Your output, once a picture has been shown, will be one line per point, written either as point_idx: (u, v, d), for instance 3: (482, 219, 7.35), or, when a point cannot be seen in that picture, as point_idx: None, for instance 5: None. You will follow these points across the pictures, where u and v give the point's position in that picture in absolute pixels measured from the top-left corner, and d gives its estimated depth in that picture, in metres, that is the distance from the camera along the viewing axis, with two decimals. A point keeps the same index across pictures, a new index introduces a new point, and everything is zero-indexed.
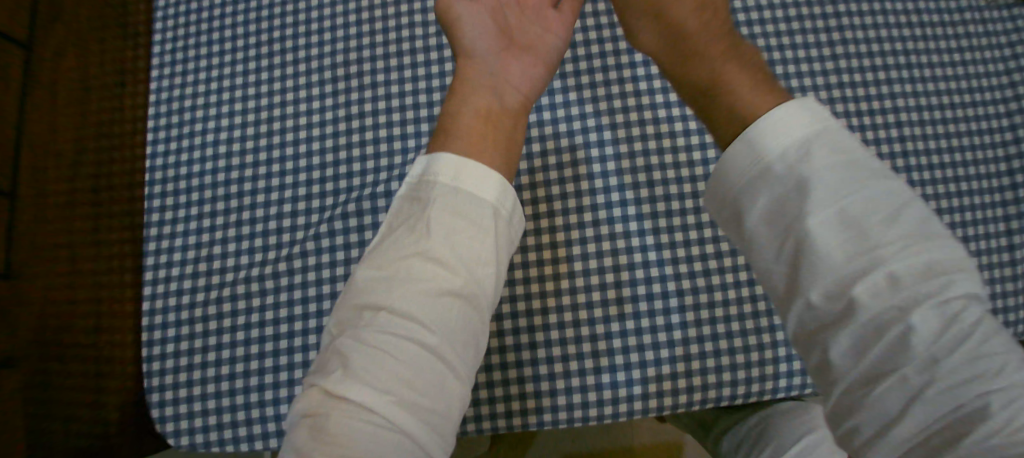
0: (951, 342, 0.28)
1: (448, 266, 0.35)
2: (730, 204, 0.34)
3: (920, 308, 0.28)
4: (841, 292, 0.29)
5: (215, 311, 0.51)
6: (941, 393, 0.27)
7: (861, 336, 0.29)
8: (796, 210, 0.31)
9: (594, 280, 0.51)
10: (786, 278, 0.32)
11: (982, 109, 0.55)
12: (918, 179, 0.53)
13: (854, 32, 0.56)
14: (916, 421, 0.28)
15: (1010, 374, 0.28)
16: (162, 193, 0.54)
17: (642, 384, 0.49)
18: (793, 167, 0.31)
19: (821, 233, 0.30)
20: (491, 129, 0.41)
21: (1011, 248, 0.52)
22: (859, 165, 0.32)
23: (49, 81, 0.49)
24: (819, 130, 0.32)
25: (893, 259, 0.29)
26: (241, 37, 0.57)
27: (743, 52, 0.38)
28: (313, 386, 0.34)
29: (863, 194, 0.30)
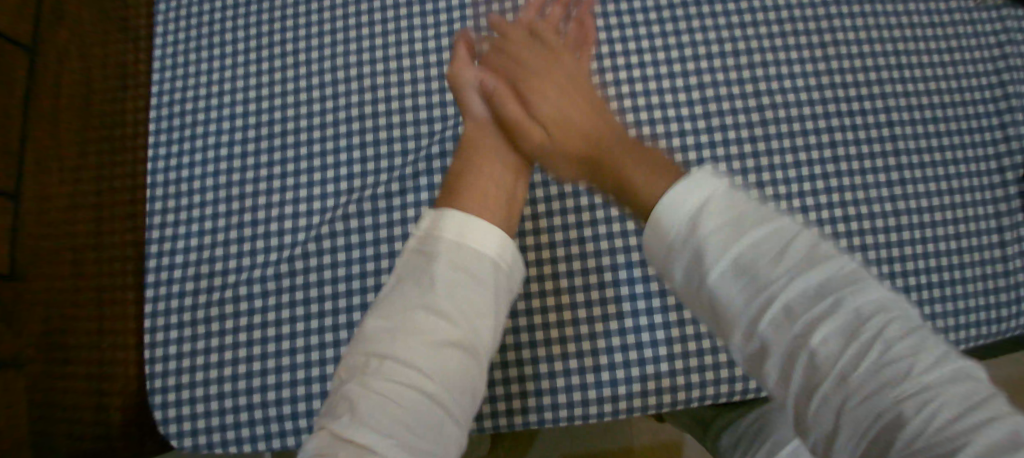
0: (857, 358, 0.26)
1: (450, 317, 0.37)
2: (654, 264, 0.34)
3: (818, 332, 0.26)
4: (749, 335, 0.28)
5: (217, 313, 0.52)
6: (863, 410, 0.25)
7: (779, 368, 0.28)
8: (693, 265, 0.30)
9: (593, 279, 0.52)
10: (712, 321, 0.31)
11: (972, 108, 0.56)
12: (910, 178, 0.54)
13: (846, 33, 0.57)
14: (857, 440, 0.26)
15: (931, 373, 0.25)
16: (164, 195, 0.55)
17: (641, 381, 0.50)
18: (679, 228, 0.31)
19: (718, 283, 0.29)
20: (492, 189, 0.45)
21: (1002, 244, 0.53)
22: (745, 208, 0.30)
23: (56, 77, 0.48)
24: (694, 185, 0.31)
25: (783, 293, 0.27)
26: (241, 41, 0.58)
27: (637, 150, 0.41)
28: (321, 429, 0.35)
29: (746, 236, 0.29)
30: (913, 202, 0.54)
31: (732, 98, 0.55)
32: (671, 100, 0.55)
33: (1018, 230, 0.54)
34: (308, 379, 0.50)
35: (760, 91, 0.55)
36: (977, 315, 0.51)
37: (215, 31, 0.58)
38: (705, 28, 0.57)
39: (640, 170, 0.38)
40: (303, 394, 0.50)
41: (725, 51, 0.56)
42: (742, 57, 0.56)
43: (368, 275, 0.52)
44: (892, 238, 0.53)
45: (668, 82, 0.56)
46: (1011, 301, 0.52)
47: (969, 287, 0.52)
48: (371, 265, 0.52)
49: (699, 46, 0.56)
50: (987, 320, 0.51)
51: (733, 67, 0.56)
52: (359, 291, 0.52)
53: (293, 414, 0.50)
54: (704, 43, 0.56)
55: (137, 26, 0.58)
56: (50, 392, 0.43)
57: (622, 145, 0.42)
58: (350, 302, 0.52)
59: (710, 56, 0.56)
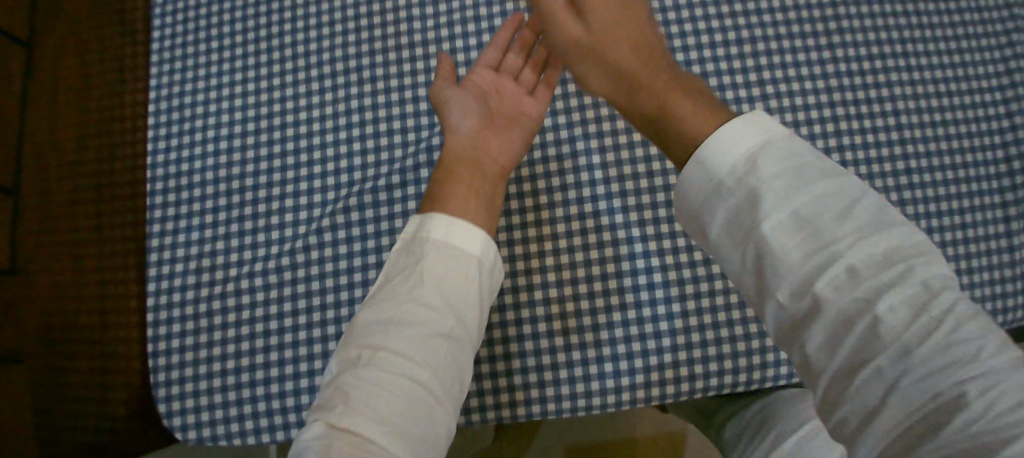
0: (924, 331, 0.26)
1: (438, 310, 0.38)
2: (693, 217, 0.33)
3: (885, 298, 0.27)
4: (806, 292, 0.28)
5: (219, 306, 0.52)
6: (917, 384, 0.26)
7: (831, 333, 0.28)
8: (751, 217, 0.30)
9: (596, 270, 0.52)
10: (753, 282, 0.31)
11: (978, 96, 0.55)
12: (915, 167, 0.54)
13: (851, 21, 0.56)
14: (900, 416, 0.26)
15: (990, 359, 0.26)
16: (165, 189, 0.54)
17: (644, 372, 0.50)
18: (743, 176, 0.30)
19: (780, 237, 0.29)
20: (474, 195, 0.45)
21: (1009, 234, 0.53)
22: (811, 167, 0.31)
23: (53, 72, 0.48)
24: (764, 136, 0.31)
25: (851, 253, 0.28)
26: (240, 32, 0.57)
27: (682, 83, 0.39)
28: (314, 421, 0.35)
29: (815, 196, 0.29)
30: (918, 192, 0.53)
31: (735, 87, 0.54)
32: None
33: None
34: (311, 372, 0.51)
35: (763, 81, 0.55)
36: (981, 305, 0.51)
37: (215, 23, 0.57)
38: (709, 16, 0.56)
39: (686, 109, 0.36)
40: (305, 386, 0.50)
41: (729, 40, 0.55)
42: (746, 46, 0.55)
43: (370, 267, 0.52)
44: None
45: None
46: (1018, 292, 0.51)
47: (975, 276, 0.51)
48: (372, 258, 0.52)
49: (702, 35, 0.56)
50: (992, 311, 0.51)
51: (736, 56, 0.55)
52: (361, 283, 0.52)
53: (296, 407, 0.50)
54: (708, 32, 0.56)
55: (135, 19, 0.57)
56: (51, 388, 0.44)
57: (665, 74, 0.39)
58: (352, 295, 0.52)
59: (713, 45, 0.55)
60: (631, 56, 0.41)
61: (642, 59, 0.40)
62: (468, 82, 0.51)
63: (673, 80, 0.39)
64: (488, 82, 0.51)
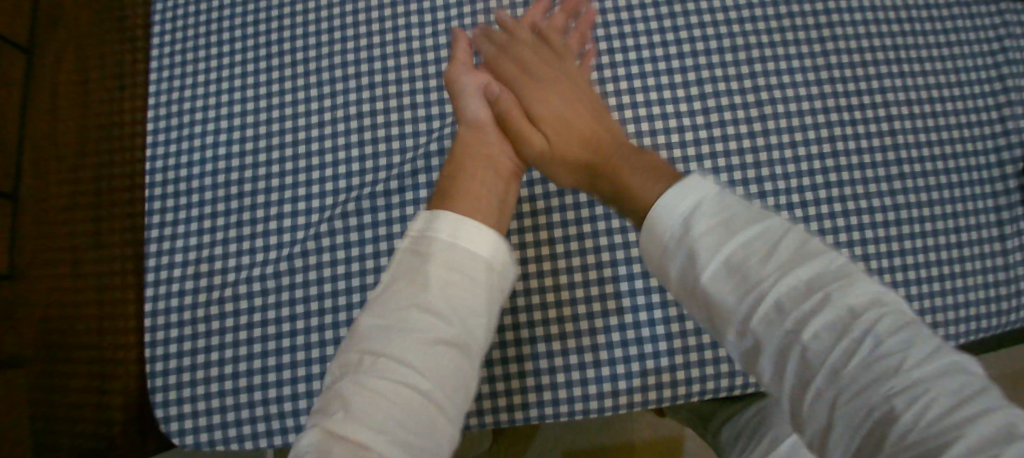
0: (849, 352, 0.25)
1: (443, 315, 0.38)
2: (655, 272, 0.35)
3: (807, 325, 0.26)
4: (743, 333, 0.29)
5: (218, 311, 0.52)
6: (857, 406, 0.25)
7: (773, 365, 0.28)
8: (688, 268, 0.31)
9: (593, 275, 0.52)
10: (708, 324, 0.32)
11: (971, 101, 0.56)
12: (909, 172, 0.54)
13: (845, 27, 0.57)
14: (849, 440, 0.25)
15: (922, 368, 0.25)
16: (163, 194, 0.54)
17: (641, 376, 0.50)
18: (674, 232, 0.32)
19: (711, 283, 0.30)
20: (488, 193, 0.46)
21: (1002, 239, 0.53)
22: (737, 210, 0.31)
23: (52, 80, 0.48)
24: (689, 189, 0.33)
25: (772, 288, 0.28)
26: (239, 38, 0.58)
27: (645, 158, 0.42)
28: (314, 427, 0.35)
29: (739, 237, 0.30)
30: (912, 196, 0.54)
31: (731, 93, 0.55)
32: (670, 95, 0.55)
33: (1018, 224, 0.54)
34: (308, 377, 0.51)
35: (759, 86, 0.55)
36: (976, 309, 0.51)
37: (214, 30, 0.58)
38: (704, 23, 0.57)
39: (639, 179, 0.39)
40: (303, 391, 0.50)
41: (724, 46, 0.56)
42: (741, 51, 0.56)
43: (368, 272, 0.52)
44: (891, 233, 0.53)
45: (667, 78, 0.55)
46: (1011, 295, 0.52)
47: (969, 281, 0.52)
48: (370, 263, 0.52)
49: (697, 41, 0.56)
50: (987, 314, 0.51)
51: (732, 62, 0.56)
52: (359, 288, 0.52)
53: (294, 412, 0.50)
54: (703, 38, 0.56)
55: (133, 25, 0.57)
56: (49, 394, 0.44)
57: (629, 153, 0.43)
58: (350, 300, 0.52)
59: (709, 51, 0.56)
60: (589, 148, 0.46)
61: (599, 149, 0.45)
62: (480, 73, 0.51)
63: (636, 157, 0.42)
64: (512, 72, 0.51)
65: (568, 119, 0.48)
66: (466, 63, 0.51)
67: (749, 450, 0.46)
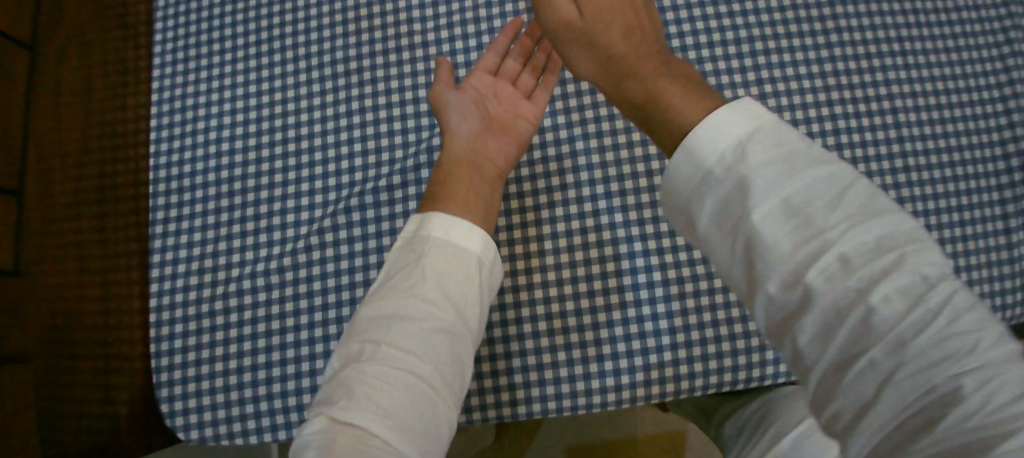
0: (918, 320, 0.26)
1: (441, 306, 0.38)
2: (683, 210, 0.33)
3: (880, 287, 0.27)
4: (795, 283, 0.28)
5: (222, 306, 0.52)
6: (915, 378, 0.26)
7: (823, 325, 0.27)
8: (738, 206, 0.29)
9: (595, 269, 0.52)
10: (741, 271, 0.31)
11: (976, 94, 0.56)
12: (914, 165, 0.54)
13: (849, 20, 0.56)
14: (899, 410, 0.26)
15: (986, 349, 0.26)
16: (167, 190, 0.55)
17: (644, 370, 0.50)
18: (729, 164, 0.30)
19: (767, 226, 0.28)
20: (474, 196, 0.46)
21: (1008, 232, 0.53)
22: (801, 153, 0.30)
23: (57, 78, 0.48)
24: (752, 121, 0.31)
25: (842, 242, 0.27)
26: (241, 34, 0.58)
27: (675, 70, 0.39)
28: (317, 416, 0.35)
29: (806, 182, 0.29)
30: (917, 189, 0.53)
31: (733, 86, 0.55)
32: None
33: None
34: (312, 371, 0.51)
35: (762, 80, 0.55)
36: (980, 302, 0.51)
37: (216, 26, 0.58)
38: (706, 16, 0.56)
39: (676, 96, 0.36)
40: (307, 386, 0.51)
41: (726, 39, 0.56)
42: (743, 45, 0.56)
43: (370, 267, 0.52)
44: None
45: None
46: (1017, 289, 0.52)
47: (974, 273, 0.52)
48: (373, 258, 0.52)
49: (700, 35, 0.56)
50: (991, 308, 0.51)
51: (735, 55, 0.55)
52: (362, 283, 0.52)
53: (298, 406, 0.51)
54: (705, 32, 0.56)
55: (138, 22, 0.58)
56: (56, 388, 0.43)
57: (659, 60, 0.39)
58: (354, 295, 0.52)
59: (711, 44, 0.56)
60: (620, 36, 0.40)
61: (628, 41, 0.40)
62: (467, 85, 0.51)
63: (667, 66, 0.39)
64: (486, 87, 0.51)
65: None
66: (448, 84, 0.51)
67: (752, 444, 0.46)
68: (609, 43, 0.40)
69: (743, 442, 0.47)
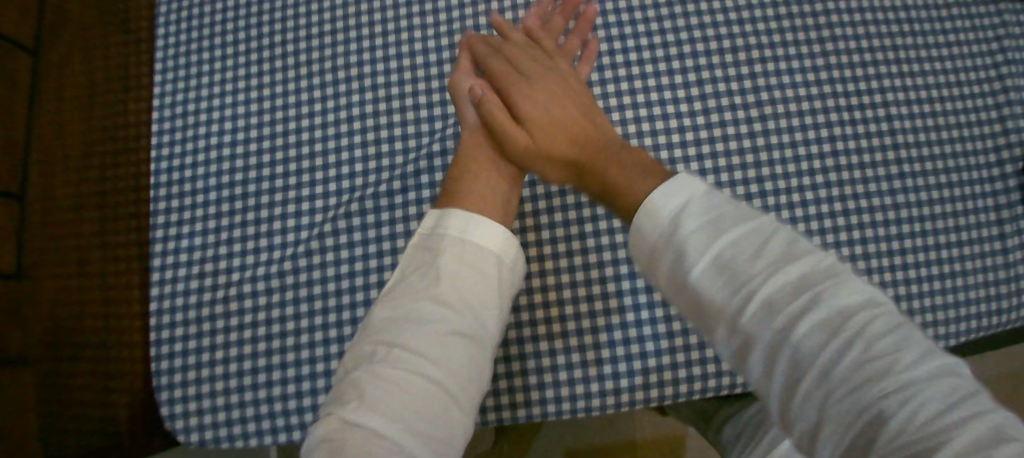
0: (841, 350, 0.26)
1: (453, 306, 0.38)
2: (644, 273, 0.34)
3: (799, 324, 0.27)
4: (733, 331, 0.29)
5: (222, 310, 0.52)
6: (845, 407, 0.25)
7: (763, 363, 0.28)
8: (676, 267, 0.31)
9: (594, 274, 0.52)
10: (694, 321, 0.32)
11: (970, 101, 0.56)
12: (909, 172, 0.54)
13: (844, 28, 0.57)
14: (838, 440, 0.25)
15: (915, 369, 0.25)
16: (168, 194, 0.55)
17: (643, 375, 0.50)
18: (660, 231, 0.32)
19: (699, 282, 0.30)
20: (489, 194, 0.46)
21: (1002, 237, 0.53)
22: (726, 210, 0.31)
23: (58, 82, 0.48)
24: (677, 189, 0.33)
25: (764, 287, 0.28)
26: (243, 40, 0.58)
27: (627, 151, 0.41)
28: (329, 416, 0.35)
29: (728, 236, 0.30)
30: (912, 195, 0.54)
31: (731, 93, 0.55)
32: (671, 96, 0.55)
33: (1018, 222, 0.54)
34: (312, 375, 0.51)
35: (759, 86, 0.55)
36: (976, 307, 0.52)
37: (218, 32, 0.58)
38: (704, 24, 0.57)
39: (628, 176, 0.38)
40: (307, 390, 0.51)
41: (724, 47, 0.56)
42: (741, 53, 0.56)
43: (371, 272, 0.53)
44: (892, 232, 0.53)
45: (667, 79, 0.56)
46: (1012, 293, 0.52)
47: (970, 279, 0.52)
48: (373, 262, 0.53)
49: (697, 43, 0.57)
50: (987, 313, 0.51)
51: (732, 63, 0.56)
52: (362, 287, 0.52)
53: (298, 409, 0.51)
54: (703, 39, 0.57)
55: (139, 26, 0.58)
56: (54, 392, 0.43)
57: (610, 146, 0.43)
58: (354, 299, 0.52)
59: (709, 52, 0.56)
60: (567, 143, 0.44)
61: (577, 141, 0.44)
62: (490, 74, 0.50)
63: (619, 149, 0.42)
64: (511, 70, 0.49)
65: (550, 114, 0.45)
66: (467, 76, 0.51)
67: (750, 448, 0.46)
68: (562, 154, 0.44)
69: (741, 447, 0.47)
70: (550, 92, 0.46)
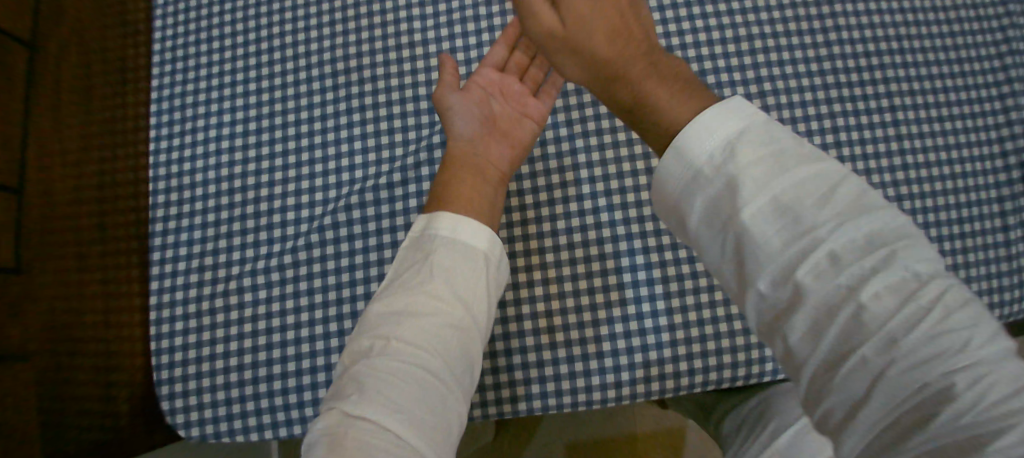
0: (912, 319, 0.26)
1: (447, 302, 0.38)
2: (678, 205, 0.33)
3: (870, 285, 0.26)
4: (785, 282, 0.28)
5: (222, 304, 0.52)
6: (905, 377, 0.25)
7: (813, 323, 0.27)
8: (728, 204, 0.30)
9: (595, 266, 0.52)
10: (736, 270, 0.31)
11: (974, 92, 0.56)
12: (912, 163, 0.54)
13: (849, 18, 0.56)
14: (890, 408, 0.25)
15: (982, 349, 0.25)
16: (167, 188, 0.55)
17: (643, 367, 0.50)
18: (719, 164, 0.31)
19: (752, 222, 0.29)
20: (478, 195, 0.46)
21: (1005, 229, 0.53)
22: (793, 157, 0.30)
23: (54, 77, 0.47)
24: (739, 122, 0.32)
25: (833, 240, 0.27)
26: (241, 32, 0.58)
27: (670, 70, 0.39)
28: (328, 411, 0.35)
29: (794, 179, 0.29)
30: (915, 187, 0.53)
31: (733, 84, 0.55)
32: None
33: (1021, 215, 0.54)
34: (313, 368, 0.51)
35: (762, 77, 0.55)
36: (977, 299, 0.51)
37: (216, 23, 0.58)
38: (706, 14, 0.56)
39: (667, 99, 0.36)
40: (308, 383, 0.51)
41: (726, 38, 0.56)
42: (743, 43, 0.56)
43: (371, 265, 0.52)
44: None
45: None
46: (1014, 285, 0.52)
47: (972, 271, 0.52)
48: (374, 255, 0.53)
49: (699, 33, 0.56)
50: (988, 305, 0.51)
51: (734, 53, 0.56)
52: (363, 280, 0.52)
53: (299, 403, 0.51)
54: (705, 30, 0.56)
55: (137, 18, 0.58)
56: (55, 388, 0.43)
57: (646, 57, 0.39)
58: (354, 292, 0.52)
59: (711, 43, 0.56)
60: (600, 34, 0.40)
61: (612, 35, 0.40)
62: (472, 85, 0.51)
63: (660, 66, 0.39)
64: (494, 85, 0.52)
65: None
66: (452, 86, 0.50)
67: (751, 441, 0.46)
68: (592, 49, 0.40)
69: (741, 441, 0.47)
70: None
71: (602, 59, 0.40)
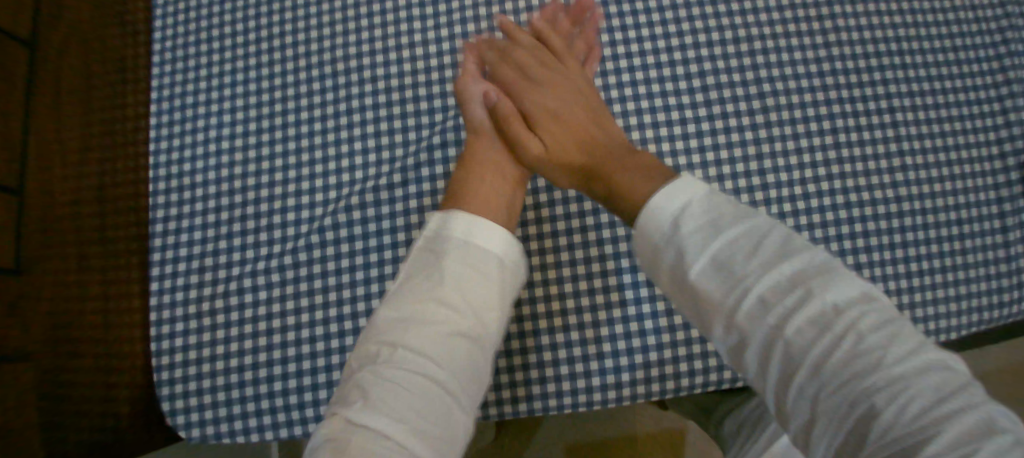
0: (833, 346, 0.26)
1: (460, 310, 0.39)
2: (642, 268, 0.36)
3: (791, 319, 0.27)
4: (729, 328, 0.30)
5: (222, 304, 0.52)
6: (834, 401, 0.26)
7: (758, 357, 0.29)
8: (676, 266, 0.32)
9: (595, 267, 0.52)
10: (695, 321, 0.33)
11: (973, 93, 0.56)
12: (912, 164, 0.54)
13: (848, 20, 0.57)
14: (831, 433, 0.26)
15: (905, 366, 0.25)
16: (167, 188, 0.55)
17: (644, 368, 0.50)
18: (662, 230, 0.33)
19: (695, 278, 0.31)
20: (498, 197, 0.47)
21: (1004, 231, 0.53)
22: (727, 213, 0.32)
23: (54, 77, 0.47)
24: (679, 188, 0.34)
25: (757, 284, 0.29)
26: (239, 33, 0.58)
27: (637, 156, 0.43)
28: (334, 416, 0.35)
29: (726, 235, 0.31)
30: (915, 189, 0.54)
31: (732, 86, 0.55)
32: (672, 88, 0.55)
33: (1020, 216, 0.54)
34: (314, 369, 0.51)
35: (761, 78, 0.55)
36: (977, 300, 0.52)
37: (214, 25, 0.58)
38: (705, 15, 0.56)
39: (630, 178, 0.40)
40: (309, 384, 0.51)
41: (726, 38, 0.56)
42: (742, 44, 0.56)
43: (371, 266, 0.52)
44: (893, 225, 0.53)
45: (669, 71, 0.55)
46: (1013, 287, 0.52)
47: (971, 273, 0.52)
48: (374, 256, 0.53)
49: (697, 34, 0.56)
50: (987, 306, 0.52)
51: (734, 54, 0.56)
52: (363, 281, 0.52)
53: (300, 404, 0.51)
54: (705, 30, 0.56)
55: (134, 18, 0.57)
56: (54, 390, 0.43)
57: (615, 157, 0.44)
58: (355, 293, 0.52)
59: (711, 44, 0.56)
60: (575, 147, 0.47)
61: (583, 144, 0.47)
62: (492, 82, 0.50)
63: (624, 155, 0.44)
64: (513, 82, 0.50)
65: (563, 124, 0.48)
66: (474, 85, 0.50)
67: (750, 443, 0.46)
68: (569, 160, 0.47)
69: (741, 442, 0.47)
70: (562, 92, 0.50)
71: (580, 164, 0.46)
